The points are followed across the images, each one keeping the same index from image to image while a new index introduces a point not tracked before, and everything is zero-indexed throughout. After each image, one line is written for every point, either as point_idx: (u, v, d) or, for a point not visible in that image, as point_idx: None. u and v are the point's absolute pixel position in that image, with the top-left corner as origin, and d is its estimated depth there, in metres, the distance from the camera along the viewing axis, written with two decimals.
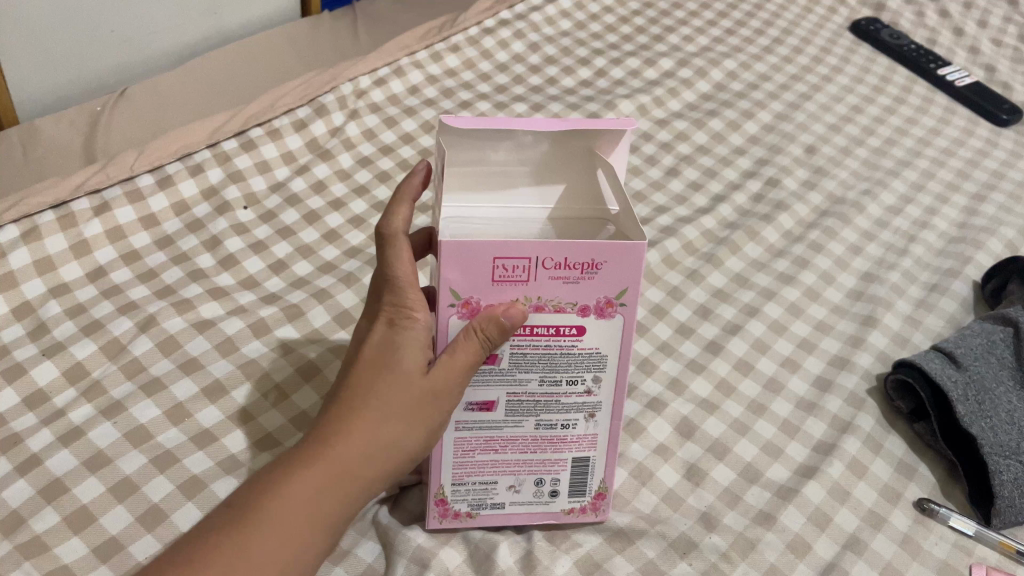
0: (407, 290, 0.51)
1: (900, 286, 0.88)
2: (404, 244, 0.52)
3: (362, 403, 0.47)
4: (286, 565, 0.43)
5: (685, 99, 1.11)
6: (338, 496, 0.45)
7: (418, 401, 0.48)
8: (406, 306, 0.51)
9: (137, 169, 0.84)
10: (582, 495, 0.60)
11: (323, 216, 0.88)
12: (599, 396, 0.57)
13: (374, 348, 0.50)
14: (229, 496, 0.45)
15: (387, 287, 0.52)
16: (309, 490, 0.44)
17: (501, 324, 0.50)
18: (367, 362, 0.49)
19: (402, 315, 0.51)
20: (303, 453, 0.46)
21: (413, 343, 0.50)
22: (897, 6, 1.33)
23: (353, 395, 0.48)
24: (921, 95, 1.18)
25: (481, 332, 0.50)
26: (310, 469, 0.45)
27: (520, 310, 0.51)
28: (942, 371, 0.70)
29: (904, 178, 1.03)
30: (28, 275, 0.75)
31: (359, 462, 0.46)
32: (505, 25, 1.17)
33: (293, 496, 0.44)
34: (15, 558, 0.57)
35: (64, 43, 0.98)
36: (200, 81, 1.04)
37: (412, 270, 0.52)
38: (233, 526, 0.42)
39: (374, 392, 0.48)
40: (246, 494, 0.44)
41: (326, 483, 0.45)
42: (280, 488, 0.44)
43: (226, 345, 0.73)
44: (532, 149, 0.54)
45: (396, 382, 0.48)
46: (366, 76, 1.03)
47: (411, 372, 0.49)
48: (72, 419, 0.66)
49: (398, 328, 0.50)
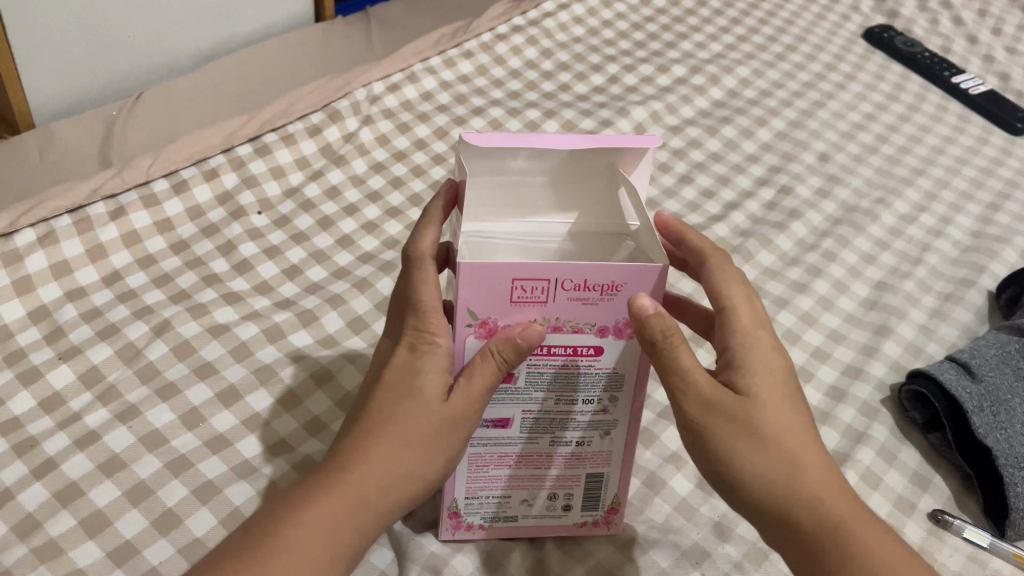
0: (431, 315, 0.51)
1: (914, 295, 0.88)
2: (431, 267, 0.53)
3: (380, 431, 0.48)
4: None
5: (698, 106, 1.11)
6: (354, 522, 0.46)
7: (437, 428, 0.49)
8: (429, 332, 0.51)
9: (153, 173, 0.85)
10: (595, 509, 0.61)
11: (337, 222, 0.88)
12: (615, 415, 0.57)
13: (395, 373, 0.50)
14: (248, 522, 0.46)
15: (411, 311, 0.52)
16: (328, 520, 0.45)
17: (516, 345, 0.50)
18: (387, 388, 0.49)
19: (424, 339, 0.51)
20: (321, 482, 0.46)
21: (433, 369, 0.50)
22: (911, 14, 1.32)
23: (372, 422, 0.48)
24: (935, 103, 1.18)
25: (497, 354, 0.50)
26: (328, 499, 0.45)
27: (537, 332, 0.50)
28: (957, 382, 0.69)
29: (918, 186, 1.03)
30: (44, 279, 0.75)
31: (377, 492, 0.46)
32: (518, 31, 1.17)
33: (308, 521, 0.44)
34: (31, 562, 0.57)
35: (80, 48, 0.99)
36: (215, 86, 1.05)
37: (436, 294, 0.52)
38: (250, 551, 0.43)
39: (393, 419, 0.48)
40: (265, 521, 0.45)
41: (343, 512, 0.45)
42: (299, 517, 0.45)
43: (240, 350, 0.73)
44: (552, 163, 0.54)
45: (415, 410, 0.48)
46: (380, 82, 1.03)
47: (431, 399, 0.49)
48: (87, 422, 0.66)
49: (419, 353, 0.50)
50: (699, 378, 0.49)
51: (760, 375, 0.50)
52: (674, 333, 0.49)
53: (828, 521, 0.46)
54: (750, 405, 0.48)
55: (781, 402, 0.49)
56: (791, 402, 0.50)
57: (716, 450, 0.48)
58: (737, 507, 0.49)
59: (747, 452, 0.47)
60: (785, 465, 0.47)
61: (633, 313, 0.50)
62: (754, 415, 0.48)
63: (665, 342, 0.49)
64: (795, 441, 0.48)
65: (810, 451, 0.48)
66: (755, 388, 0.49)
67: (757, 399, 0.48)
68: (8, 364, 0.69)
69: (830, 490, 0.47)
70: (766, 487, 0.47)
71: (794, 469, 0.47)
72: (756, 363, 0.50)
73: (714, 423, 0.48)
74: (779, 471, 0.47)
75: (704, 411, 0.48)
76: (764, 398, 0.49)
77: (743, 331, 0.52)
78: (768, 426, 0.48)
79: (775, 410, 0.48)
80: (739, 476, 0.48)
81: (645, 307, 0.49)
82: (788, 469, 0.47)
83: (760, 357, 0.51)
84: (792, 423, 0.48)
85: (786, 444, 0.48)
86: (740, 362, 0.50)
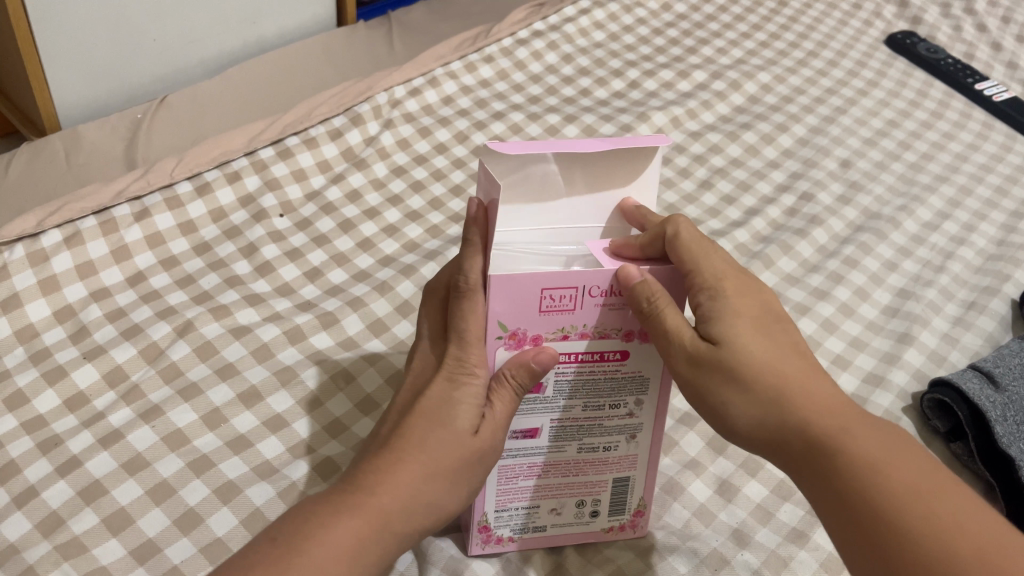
0: (472, 348, 0.51)
1: (937, 303, 0.87)
2: (482, 296, 0.51)
3: (411, 456, 0.48)
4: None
5: (718, 111, 1.11)
6: (377, 543, 0.46)
7: (464, 463, 0.49)
8: (468, 363, 0.51)
9: (177, 175, 0.85)
10: (621, 513, 0.61)
11: (358, 225, 0.89)
12: (640, 418, 0.57)
13: (433, 400, 0.50)
14: (270, 532, 0.45)
15: (454, 338, 0.51)
16: (353, 538, 0.45)
17: (531, 369, 0.51)
18: (419, 416, 0.50)
19: (463, 370, 0.51)
20: (349, 498, 0.46)
21: (468, 401, 0.50)
22: (934, 19, 1.31)
23: (405, 446, 0.48)
24: (958, 110, 1.17)
25: (513, 379, 0.51)
26: (356, 517, 0.45)
27: (551, 355, 0.51)
28: (981, 392, 0.69)
29: (941, 194, 1.02)
30: (70, 279, 0.76)
31: (402, 516, 0.47)
32: (539, 36, 1.17)
33: (335, 541, 0.44)
34: (54, 559, 0.58)
35: (107, 51, 1.00)
36: (239, 91, 1.06)
37: (482, 325, 0.51)
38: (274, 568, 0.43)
39: (425, 445, 0.49)
40: (292, 533, 0.45)
41: (369, 532, 0.45)
42: (326, 533, 0.44)
43: (262, 351, 0.73)
44: (572, 167, 0.53)
45: (447, 440, 0.49)
46: (401, 86, 1.03)
47: (461, 431, 0.49)
48: (111, 421, 0.67)
49: (458, 384, 0.50)
50: (682, 334, 0.49)
51: (731, 317, 0.49)
52: (661, 298, 0.50)
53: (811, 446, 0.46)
54: (724, 352, 0.48)
55: (759, 343, 0.48)
56: (770, 338, 0.49)
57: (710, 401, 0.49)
58: (746, 448, 0.49)
59: (737, 401, 0.48)
60: (767, 407, 0.47)
61: (623, 283, 0.51)
62: (730, 360, 0.48)
63: (650, 308, 0.50)
64: (776, 380, 0.47)
65: (797, 383, 0.47)
66: (730, 334, 0.48)
67: (731, 344, 0.48)
68: (34, 363, 0.70)
69: (818, 417, 0.46)
70: (760, 429, 0.47)
71: (778, 408, 0.47)
72: (730, 308, 0.50)
73: (703, 378, 0.49)
74: (764, 414, 0.47)
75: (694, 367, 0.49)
76: (739, 342, 0.48)
77: (712, 281, 0.50)
78: (742, 367, 0.47)
79: (751, 352, 0.48)
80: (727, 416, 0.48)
81: (633, 275, 0.51)
82: (771, 411, 0.47)
83: (734, 300, 0.50)
84: (772, 362, 0.47)
85: (767, 384, 0.47)
86: (715, 308, 0.50)
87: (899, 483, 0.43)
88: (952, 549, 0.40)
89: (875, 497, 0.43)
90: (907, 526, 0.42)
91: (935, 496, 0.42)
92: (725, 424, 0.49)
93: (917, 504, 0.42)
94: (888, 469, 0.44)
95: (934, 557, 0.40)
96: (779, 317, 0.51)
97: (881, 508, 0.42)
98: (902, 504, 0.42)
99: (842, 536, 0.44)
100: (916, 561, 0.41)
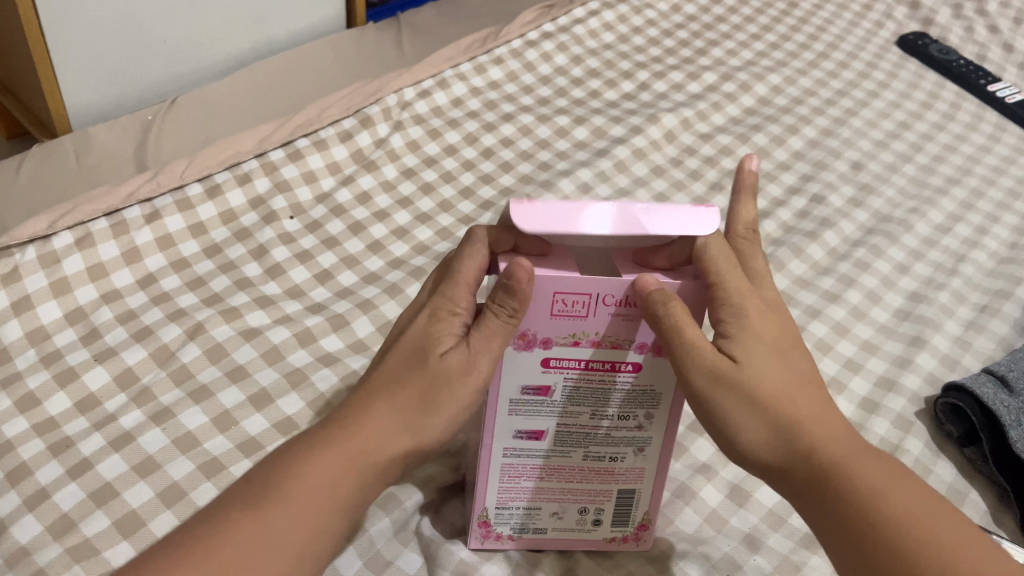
0: (457, 287, 0.52)
1: (949, 306, 0.86)
2: (480, 249, 0.53)
3: (384, 390, 0.49)
4: (302, 545, 0.44)
5: (729, 113, 1.10)
6: (359, 478, 0.47)
7: (437, 386, 0.49)
8: (452, 302, 0.52)
9: (187, 177, 0.85)
10: (625, 525, 0.61)
11: (368, 227, 0.88)
12: (649, 432, 0.57)
13: (413, 336, 0.51)
14: (250, 474, 0.47)
15: (444, 282, 0.53)
16: (326, 469, 0.46)
17: (507, 285, 0.49)
18: (399, 353, 0.51)
19: (446, 307, 0.52)
20: (324, 438, 0.47)
21: (444, 331, 0.51)
22: (946, 21, 1.30)
23: (379, 383, 0.50)
24: (970, 112, 1.16)
25: (502, 311, 0.50)
26: (328, 452, 0.47)
27: (522, 268, 0.49)
28: (995, 398, 0.68)
29: (953, 196, 1.01)
30: (81, 281, 0.76)
31: (377, 444, 0.48)
32: (548, 37, 1.17)
33: (312, 476, 0.46)
34: (65, 561, 0.58)
35: (118, 52, 1.00)
36: (248, 94, 1.06)
37: (476, 271, 0.53)
38: (251, 503, 0.45)
39: (398, 378, 0.50)
40: (266, 475, 0.46)
41: (345, 469, 0.46)
42: (299, 468, 0.46)
43: (272, 354, 0.73)
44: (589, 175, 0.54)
45: (420, 370, 0.50)
46: (411, 88, 1.03)
47: (431, 360, 0.50)
48: (122, 424, 0.67)
49: (438, 319, 0.52)
50: (703, 347, 0.49)
51: (754, 338, 0.50)
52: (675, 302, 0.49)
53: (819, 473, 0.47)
54: (741, 371, 0.48)
55: (774, 370, 0.49)
56: (784, 364, 0.50)
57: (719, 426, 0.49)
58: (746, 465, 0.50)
59: (751, 422, 0.48)
60: (777, 430, 0.48)
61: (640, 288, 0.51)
62: (749, 381, 0.48)
63: (665, 313, 0.49)
64: (790, 405, 0.48)
65: (807, 410, 0.48)
66: (749, 356, 0.49)
67: (750, 368, 0.48)
68: (45, 364, 0.70)
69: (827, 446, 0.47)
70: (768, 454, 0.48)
71: (789, 432, 0.48)
72: (751, 330, 0.50)
73: (716, 391, 0.48)
74: (775, 436, 0.48)
75: (712, 386, 0.48)
76: (757, 365, 0.49)
77: (735, 299, 0.51)
78: (761, 391, 0.48)
79: (767, 377, 0.48)
80: (736, 435, 0.49)
81: (650, 285, 0.51)
82: (783, 431, 0.48)
83: (756, 321, 0.50)
84: (784, 388, 0.48)
85: (781, 409, 0.48)
86: (736, 328, 0.50)
87: (906, 519, 0.44)
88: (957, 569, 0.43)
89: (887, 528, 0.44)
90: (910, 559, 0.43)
91: (939, 528, 0.44)
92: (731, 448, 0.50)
93: (924, 535, 0.44)
94: (893, 494, 0.45)
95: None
96: (796, 344, 0.51)
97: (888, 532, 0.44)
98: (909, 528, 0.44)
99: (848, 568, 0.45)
100: None
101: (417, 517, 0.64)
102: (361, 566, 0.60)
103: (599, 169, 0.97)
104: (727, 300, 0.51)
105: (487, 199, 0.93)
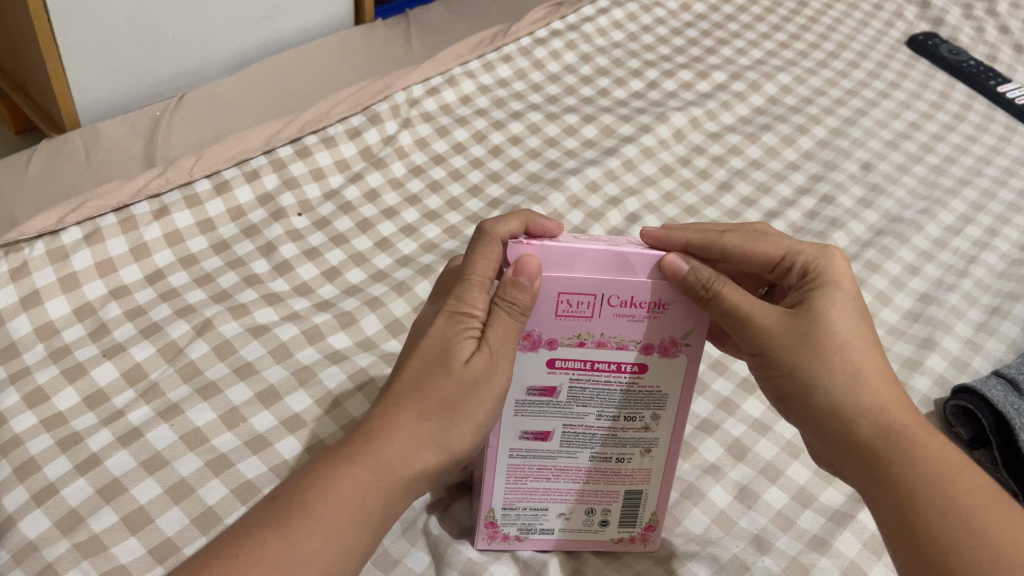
0: (473, 289, 0.52)
1: (960, 308, 0.86)
2: (496, 247, 0.54)
3: (406, 400, 0.49)
4: (331, 564, 0.44)
5: (738, 113, 1.10)
6: (382, 492, 0.47)
7: (460, 392, 0.49)
8: (469, 303, 0.52)
9: (195, 173, 0.85)
10: (632, 525, 0.61)
11: (376, 225, 0.88)
12: (656, 433, 0.57)
13: (433, 342, 0.51)
14: (274, 490, 0.47)
15: (457, 285, 0.53)
16: (354, 485, 0.46)
17: (516, 282, 0.50)
18: (421, 359, 0.51)
19: (463, 309, 0.52)
20: (345, 456, 0.47)
21: (463, 334, 0.51)
22: (956, 21, 1.30)
23: (402, 391, 0.50)
24: (980, 112, 1.16)
25: (510, 304, 0.51)
26: (353, 469, 0.46)
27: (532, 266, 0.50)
28: (1006, 401, 0.68)
29: (964, 197, 1.01)
30: (89, 276, 0.76)
31: (403, 457, 0.48)
32: (557, 35, 1.17)
33: (336, 493, 0.45)
34: (73, 557, 0.58)
35: (129, 47, 1.00)
36: (257, 90, 1.06)
37: (493, 267, 0.53)
38: (276, 524, 0.44)
39: (421, 385, 0.50)
40: (291, 492, 0.46)
41: (369, 487, 0.46)
42: (323, 487, 0.46)
43: (281, 351, 0.73)
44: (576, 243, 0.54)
45: (444, 377, 0.50)
46: (419, 85, 1.03)
47: (454, 363, 0.50)
48: (130, 419, 0.67)
49: (456, 322, 0.52)
50: (759, 318, 0.53)
51: (830, 289, 0.54)
52: (715, 282, 0.52)
53: (885, 431, 0.49)
54: (812, 322, 0.52)
55: (848, 323, 0.52)
56: (860, 320, 0.53)
57: (779, 376, 0.53)
58: (811, 425, 0.52)
59: (810, 366, 0.51)
60: (842, 377, 0.51)
61: (668, 274, 0.52)
62: (820, 331, 0.52)
63: (707, 294, 0.52)
64: (860, 360, 0.51)
65: (872, 368, 0.51)
66: (824, 305, 0.53)
67: (819, 312, 0.53)
68: (54, 360, 0.70)
69: (888, 409, 0.50)
70: (823, 399, 0.51)
71: (853, 381, 0.51)
72: (828, 291, 0.54)
73: (782, 346, 0.52)
74: (843, 386, 0.51)
75: (784, 335, 0.53)
76: (834, 315, 0.52)
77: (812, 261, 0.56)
78: (829, 338, 0.52)
79: (841, 331, 0.52)
80: (814, 391, 0.51)
81: (678, 266, 0.52)
82: (852, 381, 0.51)
83: (836, 272, 0.55)
84: (854, 338, 0.52)
85: (853, 359, 0.51)
86: (814, 285, 0.55)
87: (958, 498, 0.46)
88: (974, 552, 0.44)
89: (936, 495, 0.46)
90: (941, 533, 0.45)
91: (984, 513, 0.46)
92: (785, 398, 0.53)
93: (962, 514, 0.46)
94: (948, 478, 0.47)
95: (952, 555, 0.44)
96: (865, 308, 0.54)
97: (913, 500, 0.47)
98: (937, 502, 0.46)
99: (893, 529, 0.47)
100: (943, 551, 0.45)
101: (424, 515, 0.64)
102: (370, 565, 0.60)
103: (608, 168, 0.97)
104: (806, 262, 0.56)
105: (495, 198, 0.93)
